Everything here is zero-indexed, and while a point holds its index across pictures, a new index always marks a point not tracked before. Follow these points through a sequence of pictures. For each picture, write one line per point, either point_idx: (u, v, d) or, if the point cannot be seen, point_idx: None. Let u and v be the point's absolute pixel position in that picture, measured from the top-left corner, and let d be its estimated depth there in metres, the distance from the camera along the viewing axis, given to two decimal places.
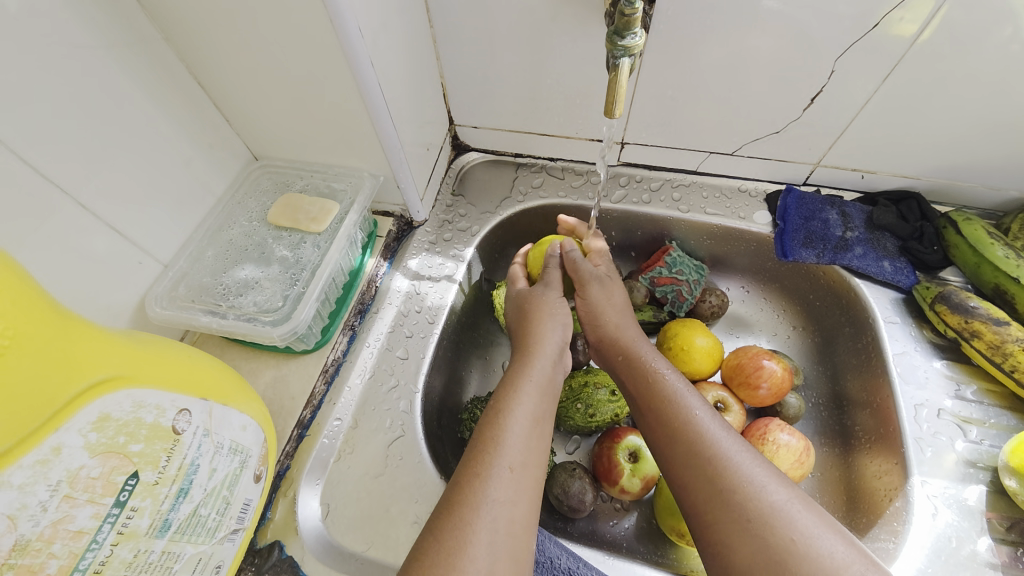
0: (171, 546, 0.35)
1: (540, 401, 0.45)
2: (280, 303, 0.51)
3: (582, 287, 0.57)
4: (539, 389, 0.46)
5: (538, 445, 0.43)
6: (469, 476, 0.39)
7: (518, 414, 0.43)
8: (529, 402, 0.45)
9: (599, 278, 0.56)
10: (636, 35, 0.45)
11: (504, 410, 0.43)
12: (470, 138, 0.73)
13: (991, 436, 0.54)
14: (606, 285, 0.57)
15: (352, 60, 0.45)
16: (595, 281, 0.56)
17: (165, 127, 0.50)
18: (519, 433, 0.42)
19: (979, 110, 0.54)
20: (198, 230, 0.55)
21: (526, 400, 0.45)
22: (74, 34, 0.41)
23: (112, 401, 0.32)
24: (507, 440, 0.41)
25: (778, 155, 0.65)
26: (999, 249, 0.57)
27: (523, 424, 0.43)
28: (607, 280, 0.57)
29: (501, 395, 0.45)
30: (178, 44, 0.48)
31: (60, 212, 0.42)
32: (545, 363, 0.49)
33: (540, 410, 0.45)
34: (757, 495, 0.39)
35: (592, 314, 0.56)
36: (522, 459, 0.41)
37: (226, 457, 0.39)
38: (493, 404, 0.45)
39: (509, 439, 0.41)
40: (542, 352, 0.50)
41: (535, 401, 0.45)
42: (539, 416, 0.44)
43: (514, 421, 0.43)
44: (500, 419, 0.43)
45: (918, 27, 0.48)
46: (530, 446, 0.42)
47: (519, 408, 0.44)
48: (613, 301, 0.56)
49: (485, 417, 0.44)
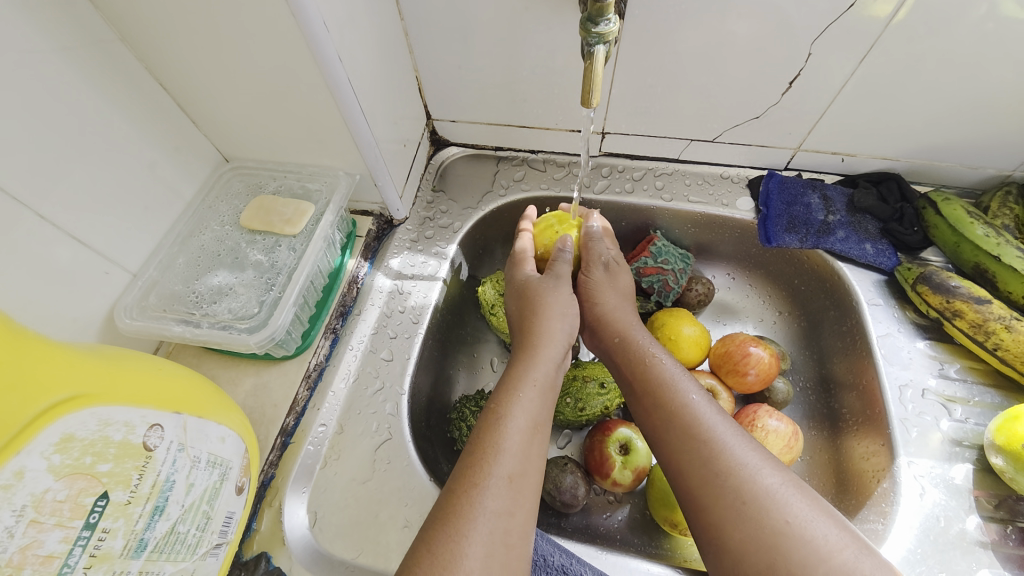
0: (148, 565, 0.34)
1: (539, 404, 0.44)
2: (256, 310, 0.49)
3: (586, 268, 0.57)
4: (539, 390, 0.45)
5: (535, 451, 0.42)
6: (464, 485, 0.38)
7: (515, 419, 0.42)
8: (528, 405, 0.44)
9: (604, 263, 0.56)
10: (609, 22, 0.44)
11: (501, 414, 0.42)
12: (448, 133, 0.71)
13: (975, 413, 0.55)
14: (610, 271, 0.57)
15: (320, 55, 0.44)
16: (600, 265, 0.56)
17: (128, 132, 0.48)
18: (516, 439, 0.41)
19: (955, 89, 0.54)
20: (167, 236, 0.53)
21: (524, 402, 0.44)
22: (24, 37, 0.39)
23: (76, 420, 0.30)
24: (504, 446, 0.40)
25: (758, 140, 0.65)
26: (978, 228, 0.57)
27: (521, 430, 0.42)
28: (611, 267, 0.57)
29: (500, 398, 0.44)
30: (136, 45, 0.46)
31: (17, 224, 0.40)
32: (549, 367, 0.48)
33: (538, 414, 0.44)
34: (751, 480, 0.38)
35: (592, 293, 0.56)
36: (519, 467, 0.40)
37: (204, 470, 0.38)
38: (490, 408, 0.44)
39: (506, 445, 0.40)
40: (546, 354, 0.48)
41: (533, 405, 0.44)
42: (539, 422, 0.44)
43: (512, 426, 0.42)
44: (498, 425, 0.42)
45: (893, 7, 0.48)
46: (527, 453, 0.41)
47: (516, 413, 0.43)
48: (617, 286, 0.57)
49: (481, 422, 0.43)
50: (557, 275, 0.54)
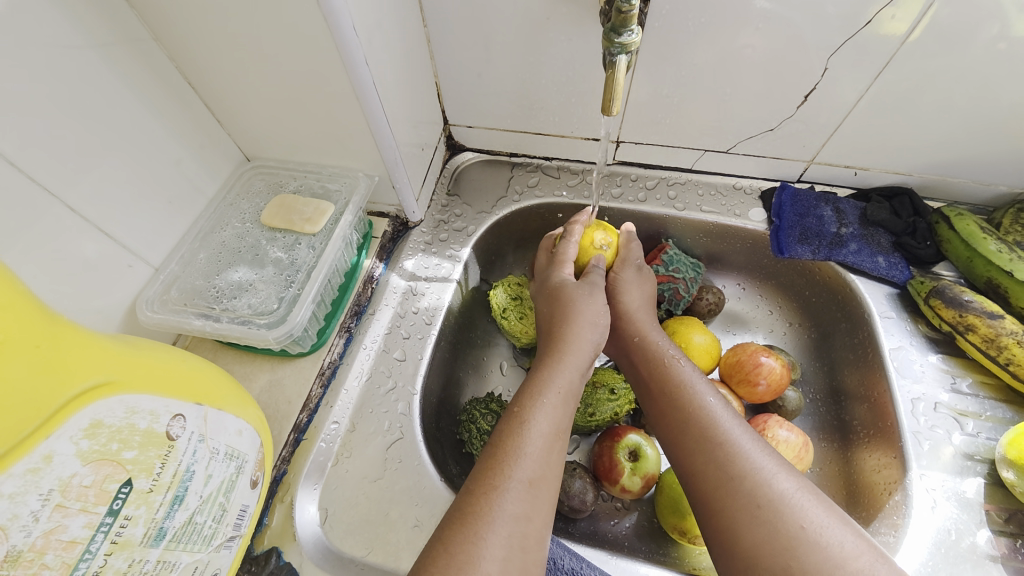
0: (166, 555, 0.34)
1: (562, 412, 0.45)
2: (275, 305, 0.50)
3: (619, 266, 0.59)
4: (563, 398, 0.45)
5: (556, 458, 0.42)
6: (484, 486, 0.38)
7: (538, 425, 0.42)
8: (551, 411, 0.44)
9: (637, 266, 0.59)
10: (632, 33, 0.45)
11: (523, 419, 0.43)
12: (465, 138, 0.72)
13: (987, 428, 0.55)
14: (641, 275, 0.59)
15: (347, 59, 0.45)
16: (634, 267, 0.59)
17: (155, 128, 0.49)
18: (538, 444, 0.41)
19: (968, 107, 0.55)
20: (189, 232, 0.54)
21: (547, 408, 0.44)
22: (60, 34, 0.40)
23: (104, 407, 0.31)
24: (527, 450, 0.41)
25: (772, 152, 0.65)
26: (991, 243, 0.58)
27: (543, 436, 0.42)
28: (643, 271, 0.59)
29: (522, 402, 0.44)
30: (167, 44, 0.47)
31: (47, 215, 0.41)
32: (574, 375, 0.47)
33: (560, 421, 0.44)
34: (766, 485, 0.38)
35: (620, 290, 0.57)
36: (539, 472, 0.40)
37: (221, 462, 0.38)
38: (512, 412, 0.44)
39: (528, 449, 0.41)
40: (571, 360, 0.48)
41: (556, 412, 0.44)
42: (560, 430, 0.44)
43: (534, 432, 0.42)
44: (520, 430, 0.42)
45: (908, 25, 0.49)
46: (549, 459, 0.41)
47: (537, 418, 0.43)
48: (643, 289, 0.58)
49: (504, 425, 0.43)
50: (591, 283, 0.55)
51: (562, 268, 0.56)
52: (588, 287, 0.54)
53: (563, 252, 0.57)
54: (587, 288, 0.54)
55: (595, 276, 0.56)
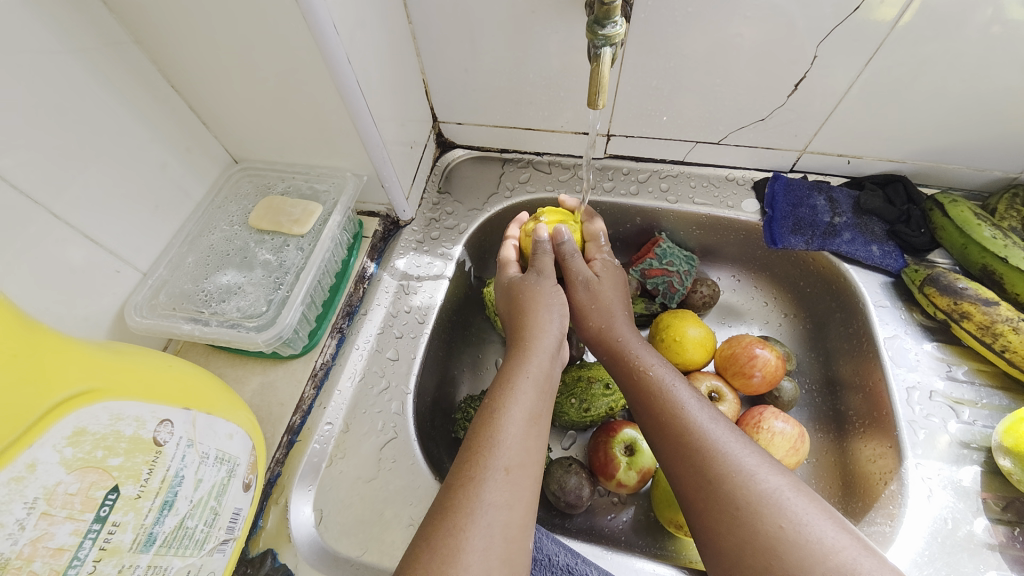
0: (157, 559, 0.35)
1: (538, 400, 0.45)
2: (264, 308, 0.50)
3: (569, 288, 0.56)
4: (533, 382, 0.45)
5: (535, 444, 0.42)
6: (464, 478, 0.38)
7: (514, 413, 0.42)
8: (524, 398, 0.44)
9: (584, 282, 0.55)
10: (616, 24, 0.45)
11: (499, 408, 0.43)
12: (455, 135, 0.72)
13: (983, 416, 0.55)
14: (593, 290, 0.55)
15: (329, 58, 0.44)
16: (580, 285, 0.55)
17: (140, 132, 0.49)
18: (514, 431, 0.41)
19: (961, 92, 0.54)
20: (177, 236, 0.54)
21: (521, 396, 0.44)
22: (39, 40, 0.39)
23: (87, 415, 0.31)
24: (503, 439, 0.41)
25: (764, 142, 0.65)
26: (986, 229, 0.57)
27: (518, 423, 0.42)
28: (594, 285, 0.55)
29: (497, 392, 0.44)
30: (149, 47, 0.47)
31: (32, 222, 0.41)
32: (544, 358, 0.48)
33: (536, 407, 0.44)
34: (747, 484, 0.38)
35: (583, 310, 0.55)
36: (518, 459, 0.40)
37: (212, 466, 0.38)
38: (489, 402, 0.44)
39: (504, 438, 0.41)
40: (541, 345, 0.49)
41: (529, 397, 0.44)
42: (536, 414, 0.44)
43: (510, 419, 0.42)
44: (497, 419, 0.42)
45: (899, 10, 0.48)
46: (527, 445, 0.41)
47: (512, 407, 0.43)
48: (600, 304, 0.55)
49: (480, 417, 0.43)
50: (537, 270, 0.54)
51: (508, 269, 0.57)
52: (534, 275, 0.54)
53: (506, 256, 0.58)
54: (532, 276, 0.54)
55: (540, 261, 0.55)
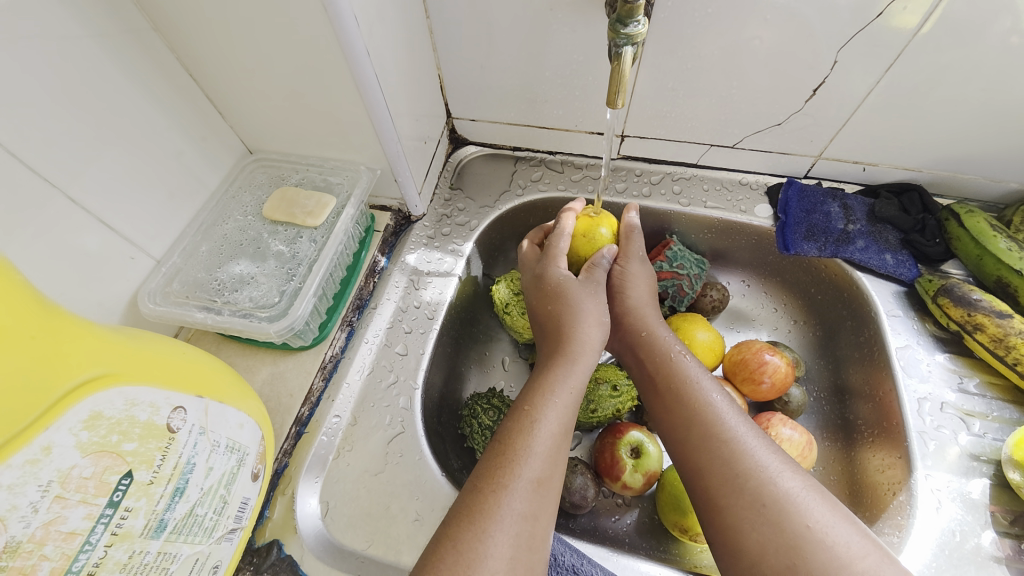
0: (167, 546, 0.35)
1: (569, 408, 0.44)
2: (277, 299, 0.50)
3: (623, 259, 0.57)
4: (572, 396, 0.45)
5: (563, 456, 0.42)
6: (493, 484, 0.38)
7: (547, 424, 0.42)
8: (561, 410, 0.44)
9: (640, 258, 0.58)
10: (638, 23, 0.45)
11: (534, 417, 0.42)
12: (468, 132, 0.72)
13: (993, 429, 0.54)
14: (645, 266, 0.58)
15: (349, 50, 0.44)
16: (638, 259, 0.57)
17: (157, 119, 0.49)
18: (546, 443, 0.41)
19: (978, 103, 0.54)
20: (191, 225, 0.54)
21: (558, 408, 0.44)
22: (61, 24, 0.39)
23: (104, 399, 0.31)
24: (535, 449, 0.40)
25: (779, 147, 0.64)
26: (1001, 241, 0.57)
27: (551, 435, 0.42)
28: (645, 264, 0.58)
29: (532, 400, 0.44)
30: (169, 36, 0.47)
31: (49, 207, 0.41)
32: (585, 375, 0.47)
33: (567, 420, 0.44)
34: (772, 483, 0.38)
35: (625, 284, 0.56)
36: (547, 472, 0.40)
37: (222, 455, 0.38)
38: (521, 408, 0.44)
39: (537, 448, 0.40)
40: (585, 361, 0.48)
41: (564, 410, 0.44)
42: (567, 428, 0.44)
43: (544, 430, 0.42)
44: (531, 427, 0.42)
45: (919, 18, 0.48)
46: (556, 459, 0.41)
47: (546, 416, 0.43)
48: (643, 284, 0.57)
49: (511, 423, 0.43)
50: (596, 282, 0.54)
51: (558, 264, 0.55)
52: (592, 286, 0.53)
53: (556, 245, 0.56)
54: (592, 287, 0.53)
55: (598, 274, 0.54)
